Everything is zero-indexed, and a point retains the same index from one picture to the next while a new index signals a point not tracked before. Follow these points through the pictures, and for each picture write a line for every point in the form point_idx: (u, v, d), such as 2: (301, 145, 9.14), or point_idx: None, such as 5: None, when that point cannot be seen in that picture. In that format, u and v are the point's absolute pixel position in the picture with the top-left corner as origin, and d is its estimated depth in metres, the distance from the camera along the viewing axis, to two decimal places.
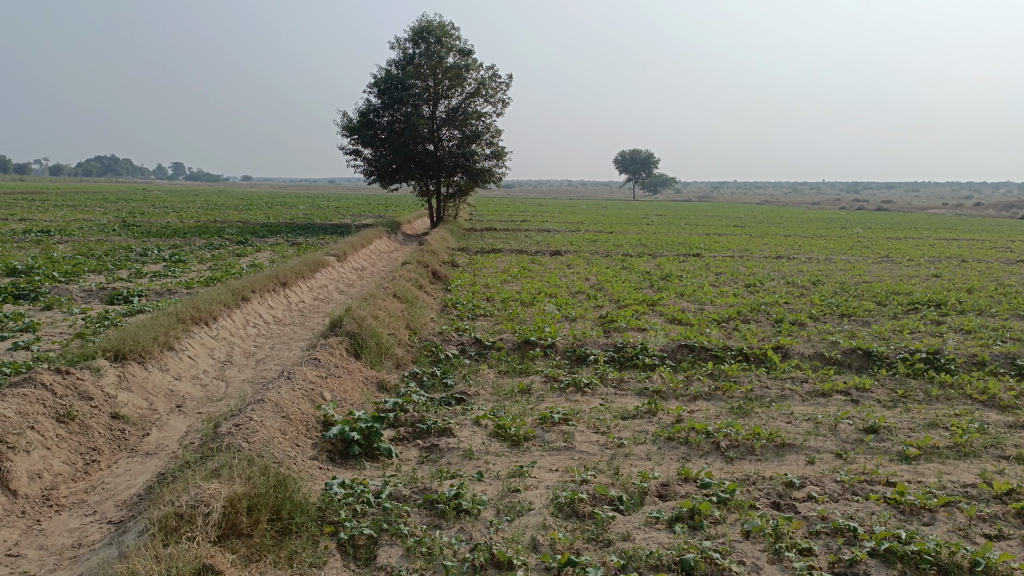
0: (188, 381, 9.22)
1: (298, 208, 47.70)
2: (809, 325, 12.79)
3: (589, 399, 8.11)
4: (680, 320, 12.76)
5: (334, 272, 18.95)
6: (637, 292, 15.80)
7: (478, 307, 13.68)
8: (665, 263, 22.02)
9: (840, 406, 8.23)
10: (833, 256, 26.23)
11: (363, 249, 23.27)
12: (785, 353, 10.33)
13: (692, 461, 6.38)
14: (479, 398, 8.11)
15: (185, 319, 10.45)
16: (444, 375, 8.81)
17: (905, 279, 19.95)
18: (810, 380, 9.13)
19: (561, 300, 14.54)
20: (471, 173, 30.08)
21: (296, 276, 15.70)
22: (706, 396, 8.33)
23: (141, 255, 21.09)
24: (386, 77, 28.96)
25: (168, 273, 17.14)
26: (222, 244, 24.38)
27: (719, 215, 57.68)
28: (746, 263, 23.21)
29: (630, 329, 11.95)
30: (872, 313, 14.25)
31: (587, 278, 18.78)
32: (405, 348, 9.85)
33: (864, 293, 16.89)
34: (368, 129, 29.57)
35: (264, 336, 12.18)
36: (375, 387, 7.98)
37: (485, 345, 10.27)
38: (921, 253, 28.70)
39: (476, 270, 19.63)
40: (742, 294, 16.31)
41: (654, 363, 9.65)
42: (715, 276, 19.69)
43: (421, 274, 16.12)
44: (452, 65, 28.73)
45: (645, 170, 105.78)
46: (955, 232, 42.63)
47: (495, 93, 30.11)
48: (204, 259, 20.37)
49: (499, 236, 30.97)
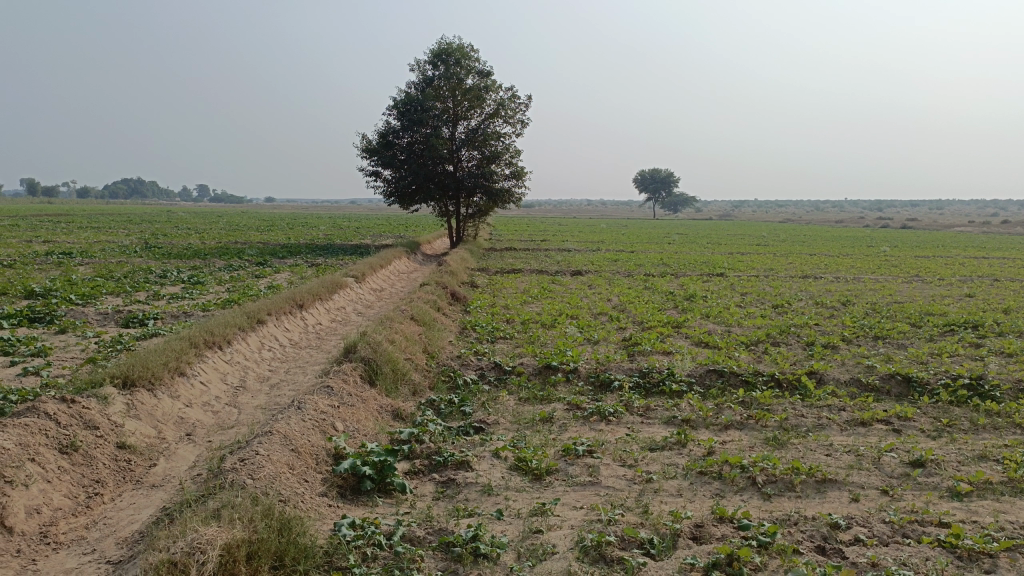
0: (199, 408, 8.94)
1: (318, 230, 47.85)
2: (842, 348, 12.31)
3: (615, 428, 7.71)
4: (707, 343, 12.33)
5: (352, 293, 18.71)
6: (661, 314, 15.38)
7: (498, 329, 13.33)
8: (689, 283, 21.57)
9: (881, 436, 7.77)
10: (860, 275, 25.64)
11: (382, 269, 23.05)
12: (819, 379, 9.87)
13: (727, 498, 5.97)
14: (499, 427, 7.74)
15: (198, 343, 10.21)
16: (463, 402, 8.45)
17: (937, 299, 19.35)
18: (847, 408, 8.67)
19: (583, 322, 14.16)
20: (491, 193, 29.90)
21: (313, 298, 15.47)
22: (737, 426, 7.90)
23: (159, 277, 21.02)
24: (405, 98, 28.94)
25: (185, 295, 17.00)
26: (241, 265, 24.29)
27: (741, 234, 57.04)
28: (771, 283, 22.70)
29: (655, 352, 11.54)
30: (907, 335, 13.72)
31: (609, 299, 18.39)
32: (422, 373, 9.51)
33: (896, 314, 16.35)
34: (388, 150, 29.48)
35: (280, 360, 11.91)
36: (390, 416, 7.64)
37: (506, 371, 9.92)
38: (952, 272, 27.98)
39: (496, 291, 19.32)
40: (770, 315, 15.85)
41: (682, 389, 9.24)
42: (740, 296, 19.23)
43: (439, 295, 15.84)
44: (471, 86, 28.69)
45: (665, 189, 105.35)
46: (985, 250, 41.70)
47: (515, 114, 30.00)
48: (222, 280, 20.24)
49: (519, 256, 30.66)
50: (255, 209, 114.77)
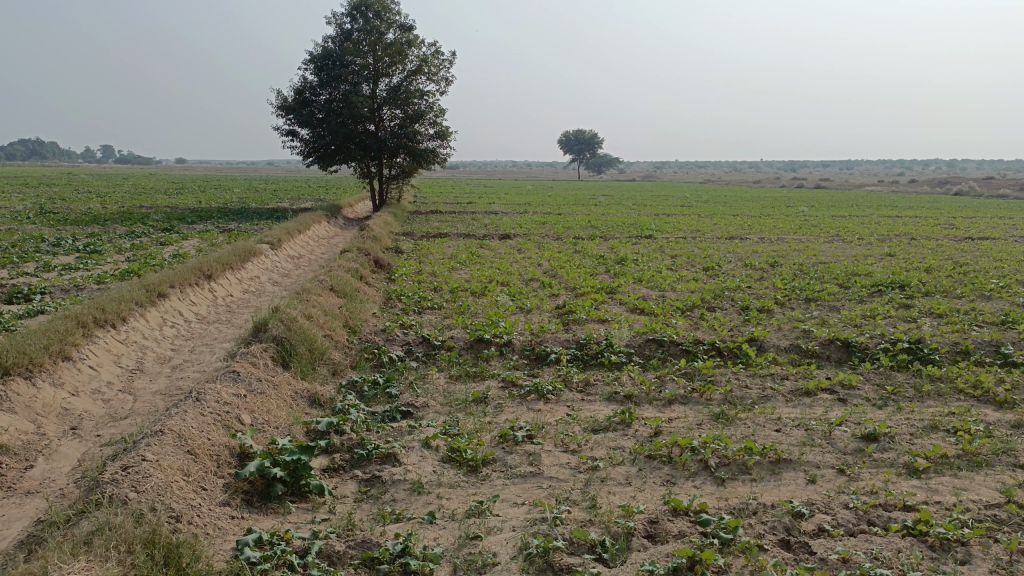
0: (87, 397, 7.93)
1: (232, 193, 45.55)
2: (777, 311, 12.09)
3: (554, 408, 7.13)
4: (643, 309, 11.90)
5: (268, 262, 17.57)
6: (593, 279, 14.92)
7: (425, 299, 12.57)
8: (619, 246, 21.20)
9: (829, 407, 7.45)
10: (784, 236, 25.88)
11: (300, 235, 21.83)
12: (760, 346, 9.53)
13: (679, 486, 5.47)
14: (429, 410, 7.05)
15: (87, 323, 9.12)
16: (388, 383, 7.71)
17: (861, 259, 19.56)
18: (791, 376, 8.34)
19: (514, 289, 13.52)
20: (414, 154, 28.80)
21: (223, 268, 14.36)
22: (683, 401, 7.46)
23: (53, 245, 19.31)
24: (322, 53, 27.36)
25: (80, 266, 15.54)
26: (145, 232, 22.64)
27: (664, 195, 57.56)
28: (699, 245, 22.59)
29: (591, 321, 11.03)
30: (837, 297, 13.63)
31: (539, 263, 17.84)
32: (342, 351, 8.71)
33: (824, 274, 16.37)
34: (304, 108, 27.90)
35: (184, 337, 10.88)
36: (307, 403, 6.86)
37: (434, 345, 9.21)
38: (870, 231, 28.61)
39: (422, 257, 18.50)
40: (702, 278, 15.60)
41: (621, 362, 8.74)
42: (671, 259, 18.97)
43: (361, 263, 14.91)
44: (392, 41, 27.34)
45: (589, 150, 105.33)
46: (897, 210, 43.13)
47: (438, 71, 28.85)
48: (123, 249, 18.70)
49: (445, 219, 29.86)
50: (165, 171, 109.22)
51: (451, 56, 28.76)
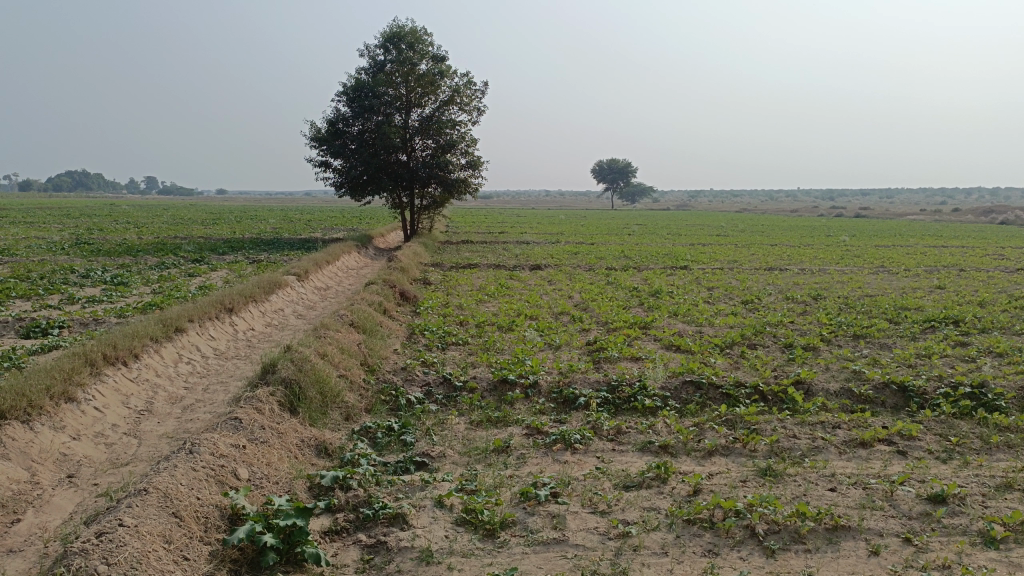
0: (89, 441, 7.52)
1: (267, 223, 45.90)
2: (823, 349, 11.34)
3: (582, 460, 6.52)
4: (679, 347, 11.23)
5: (293, 293, 17.26)
6: (626, 313, 14.30)
7: (450, 334, 12.05)
8: (653, 278, 20.57)
9: (887, 462, 6.72)
10: (825, 267, 25.00)
11: (328, 266, 21.57)
12: (807, 389, 8.81)
13: (722, 557, 4.83)
14: (445, 462, 6.48)
15: (96, 361, 8.75)
16: (403, 429, 7.17)
17: (909, 292, 18.64)
18: (843, 425, 7.61)
19: (543, 324, 12.96)
20: (445, 184, 28.55)
21: (245, 300, 14.03)
22: (723, 452, 6.80)
23: (81, 277, 19.26)
24: (354, 84, 27.35)
25: (104, 298, 15.36)
26: (174, 263, 22.60)
27: (699, 224, 56.72)
28: (736, 276, 21.83)
29: (624, 359, 10.40)
30: (887, 333, 12.83)
31: (570, 296, 17.27)
32: (358, 392, 8.20)
33: (871, 309, 15.53)
34: (336, 139, 27.87)
35: (200, 374, 10.48)
36: (313, 453, 6.35)
37: (456, 387, 8.66)
38: (915, 262, 27.55)
39: (450, 289, 18.05)
40: (741, 312, 14.88)
41: (656, 406, 8.10)
42: (707, 292, 18.26)
43: (386, 296, 14.49)
44: (425, 72, 27.24)
45: (622, 179, 104.85)
46: (942, 240, 41.75)
47: (470, 101, 28.67)
48: (150, 281, 18.58)
49: (476, 250, 29.49)
50: (204, 202, 111.15)
51: (483, 86, 28.58)
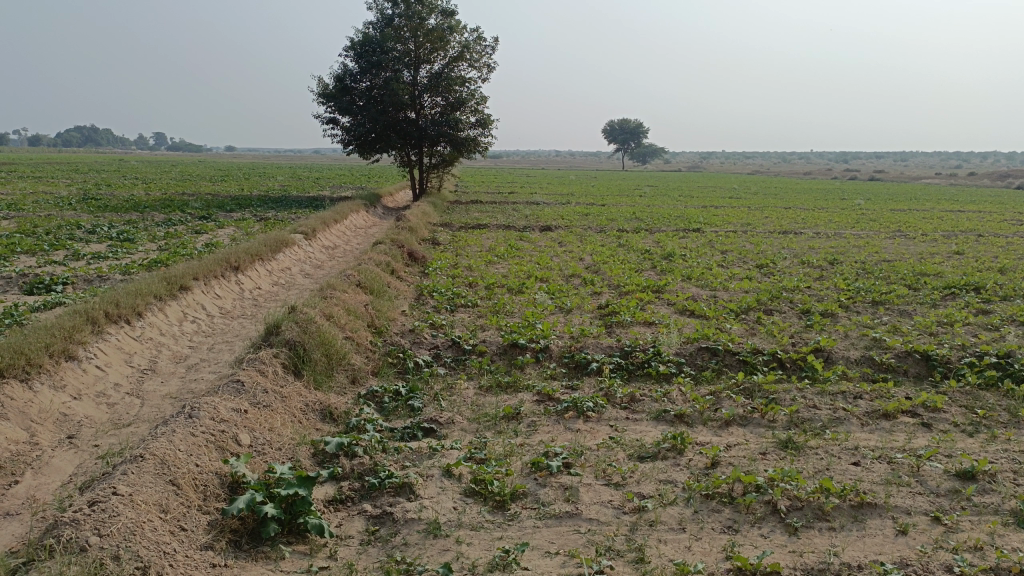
0: (90, 401, 7.36)
1: (274, 181, 45.59)
2: (842, 316, 11.05)
3: (596, 429, 6.30)
4: (693, 311, 10.96)
5: (301, 252, 17.01)
6: (639, 276, 14.00)
7: (459, 296, 11.81)
8: (666, 240, 20.19)
9: (912, 436, 6.48)
10: (841, 231, 24.56)
11: (336, 224, 21.27)
12: (827, 357, 8.54)
13: (743, 534, 4.62)
14: (454, 428, 6.28)
15: (97, 319, 8.55)
16: (411, 394, 6.97)
17: (928, 257, 18.23)
18: (864, 395, 7.38)
19: (554, 287, 12.69)
20: (455, 143, 28.07)
21: (252, 258, 13.81)
22: (740, 423, 6.58)
23: (88, 232, 19.05)
24: (363, 39, 26.74)
25: (109, 254, 15.15)
26: (182, 220, 22.34)
27: (711, 186, 56.03)
28: (751, 239, 21.45)
29: (637, 324, 10.15)
30: (907, 300, 12.50)
31: (581, 258, 16.98)
32: (364, 354, 7.99)
33: (890, 274, 15.19)
34: (345, 95, 27.37)
35: (204, 333, 10.30)
36: (318, 418, 6.15)
37: (465, 350, 8.43)
38: (933, 226, 27.05)
39: (459, 249, 17.77)
40: (755, 276, 14.57)
41: (671, 373, 7.87)
42: (721, 255, 17.91)
43: (394, 256, 14.23)
44: (434, 27, 26.58)
45: (634, 139, 103.51)
46: (959, 204, 41.06)
47: (481, 58, 28.04)
48: (156, 237, 18.35)
49: (485, 210, 29.15)
50: (213, 158, 110.37)
51: (494, 42, 27.90)
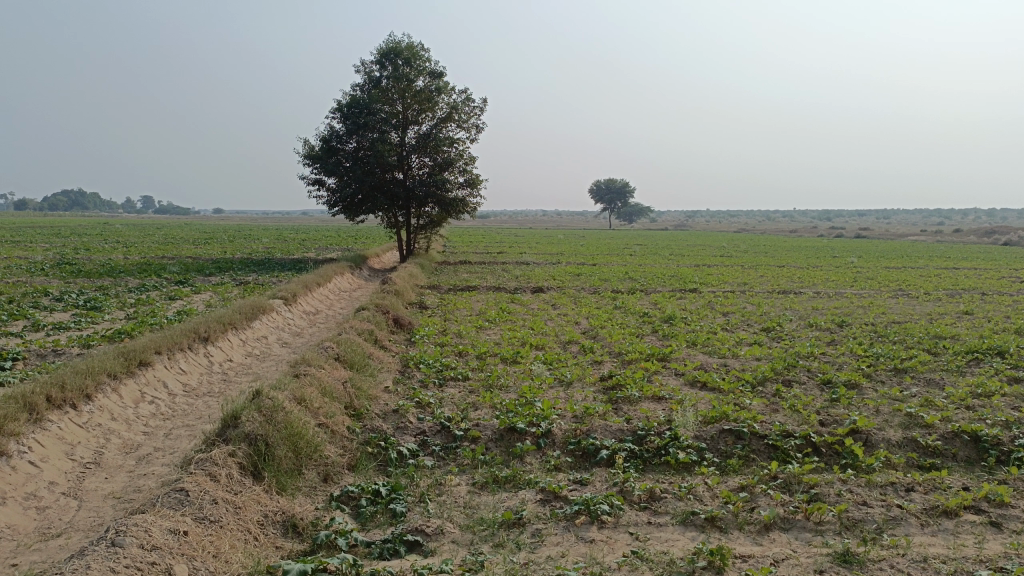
0: (16, 505, 6.26)
1: (259, 243, 44.82)
2: (867, 387, 10.11)
3: (614, 539, 5.28)
4: (704, 383, 10.01)
5: (279, 319, 16.01)
6: (641, 343, 13.07)
7: (448, 368, 10.82)
8: (663, 302, 19.39)
9: (987, 541, 5.48)
10: (841, 291, 23.86)
11: (318, 288, 20.33)
12: (865, 439, 7.56)
13: None
14: (444, 541, 5.24)
15: (36, 405, 7.50)
16: (392, 496, 5.92)
17: (938, 319, 17.47)
18: (917, 487, 6.39)
19: (550, 356, 11.73)
20: (443, 203, 27.43)
21: (224, 328, 12.81)
22: (782, 529, 5.57)
23: (54, 300, 18.00)
24: (349, 101, 26.31)
25: (72, 325, 14.08)
26: (157, 285, 21.36)
27: (701, 244, 55.79)
28: (751, 300, 20.67)
29: (645, 400, 9.16)
30: (931, 367, 11.60)
31: (578, 323, 16.05)
32: (340, 444, 6.94)
33: (905, 338, 14.33)
34: (331, 156, 26.79)
35: (164, 414, 9.25)
36: (279, 532, 5.10)
37: (455, 436, 7.38)
38: (933, 285, 26.43)
39: (448, 314, 16.86)
40: (764, 342, 13.67)
41: (692, 461, 6.87)
42: (723, 318, 17.06)
43: (379, 324, 13.26)
44: (422, 89, 26.22)
45: (621, 199, 103.98)
46: (953, 261, 40.73)
47: (469, 118, 27.66)
48: (127, 304, 17.34)
49: (475, 271, 28.38)
50: (198, 220, 109.75)
51: (482, 102, 27.57)
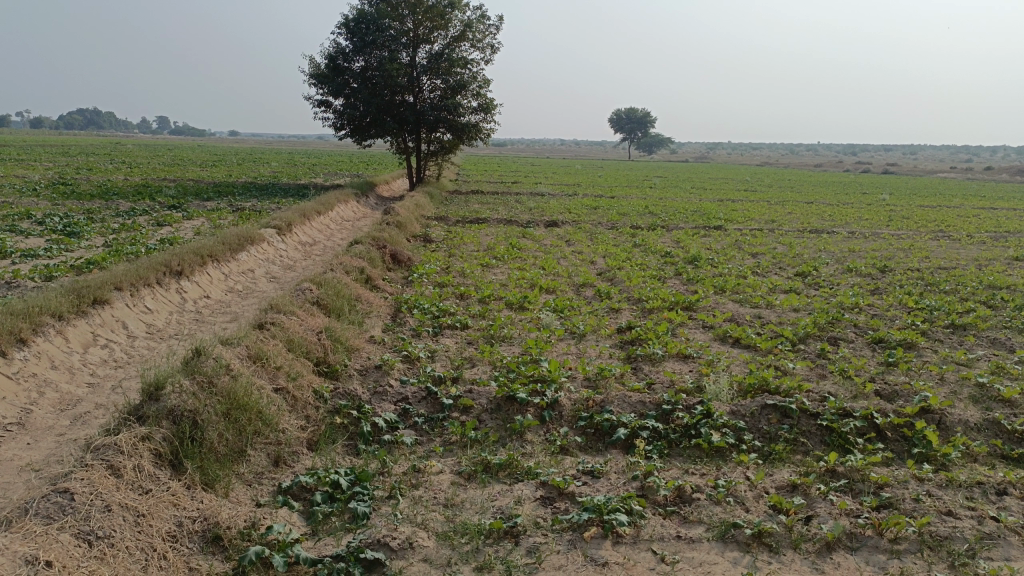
0: None
1: (267, 167, 43.26)
2: (927, 349, 8.74)
3: (633, 563, 4.08)
4: (737, 339, 8.71)
5: (270, 251, 14.73)
6: (662, 287, 11.72)
7: (445, 314, 9.55)
8: (686, 240, 17.92)
9: None
10: (877, 230, 22.29)
11: (318, 217, 19.01)
12: (939, 421, 6.25)
13: None
14: (414, 558, 4.05)
15: None
16: (354, 488, 4.69)
17: (988, 265, 15.99)
18: (1013, 490, 5.12)
19: (562, 301, 10.42)
20: (455, 129, 25.76)
21: (201, 261, 11.57)
22: (849, 549, 4.34)
23: (34, 224, 16.76)
24: (356, 15, 24.31)
25: (41, 252, 12.83)
26: (148, 210, 20.05)
27: (723, 177, 53.70)
28: (782, 239, 19.23)
29: (670, 359, 7.88)
30: (995, 324, 10.21)
31: (594, 262, 14.69)
32: (301, 412, 5.73)
33: (958, 287, 12.89)
34: (337, 76, 25.00)
35: (117, 361, 8.06)
36: (197, 544, 3.94)
37: (443, 406, 6.13)
38: (975, 226, 24.75)
39: (454, 249, 15.55)
40: (801, 289, 12.31)
41: (729, 446, 5.62)
42: (753, 259, 15.63)
43: (373, 260, 11.98)
44: (434, 4, 24.17)
45: (641, 128, 100.88)
46: (989, 201, 38.73)
47: (484, 37, 25.70)
48: (109, 230, 16.06)
49: (487, 201, 26.95)
50: (209, 142, 107.74)
51: (498, 21, 25.56)
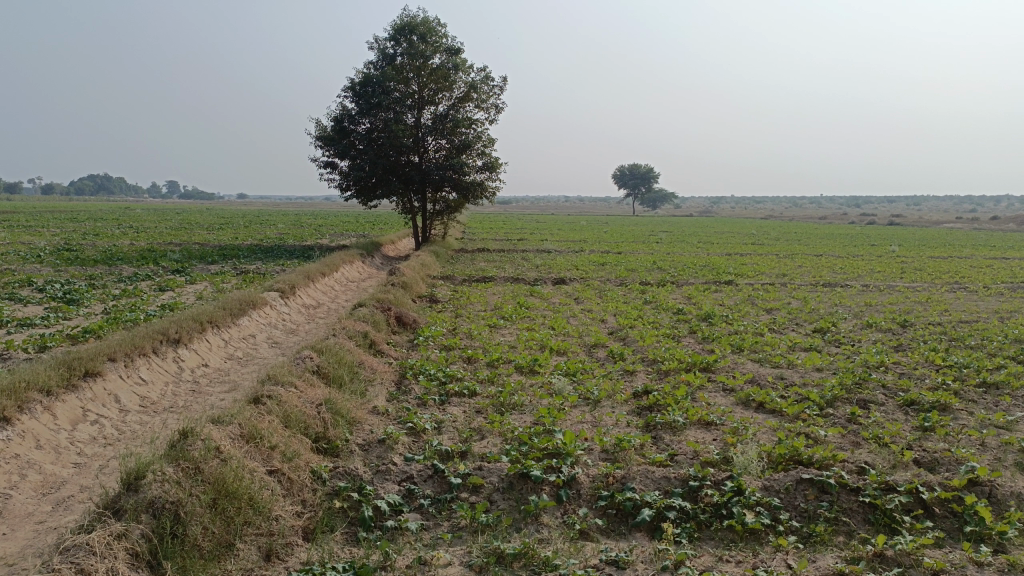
0: None
1: (273, 229, 43.34)
2: (962, 410, 8.25)
3: None
4: (761, 403, 8.24)
5: (272, 315, 14.40)
6: (677, 347, 11.30)
7: (452, 380, 9.12)
8: (698, 296, 17.54)
9: None
10: (891, 283, 21.91)
11: (322, 279, 18.75)
12: (989, 493, 5.74)
13: None
14: None
15: None
16: None
17: (1010, 317, 15.53)
18: None
19: (573, 364, 9.99)
20: (460, 188, 25.67)
21: (200, 327, 11.23)
22: None
23: (35, 291, 16.48)
24: (361, 78, 24.51)
25: (38, 321, 12.50)
26: (151, 274, 19.81)
27: (729, 232, 53.66)
28: (795, 294, 18.83)
29: (692, 426, 7.41)
30: None
31: (605, 321, 14.29)
32: (296, 495, 5.28)
33: (984, 342, 12.43)
34: (343, 138, 25.10)
35: (107, 438, 7.63)
36: None
37: (450, 485, 5.67)
38: (990, 277, 24.36)
39: (460, 309, 15.19)
40: (821, 346, 11.86)
41: (764, 527, 5.13)
42: (767, 315, 15.22)
43: (377, 323, 11.61)
44: (439, 67, 24.37)
45: (645, 184, 101.63)
46: (1000, 251, 38.39)
47: (488, 98, 25.85)
48: (110, 297, 15.78)
49: (493, 260, 26.70)
50: (217, 206, 108.90)
51: (502, 81, 25.74)
